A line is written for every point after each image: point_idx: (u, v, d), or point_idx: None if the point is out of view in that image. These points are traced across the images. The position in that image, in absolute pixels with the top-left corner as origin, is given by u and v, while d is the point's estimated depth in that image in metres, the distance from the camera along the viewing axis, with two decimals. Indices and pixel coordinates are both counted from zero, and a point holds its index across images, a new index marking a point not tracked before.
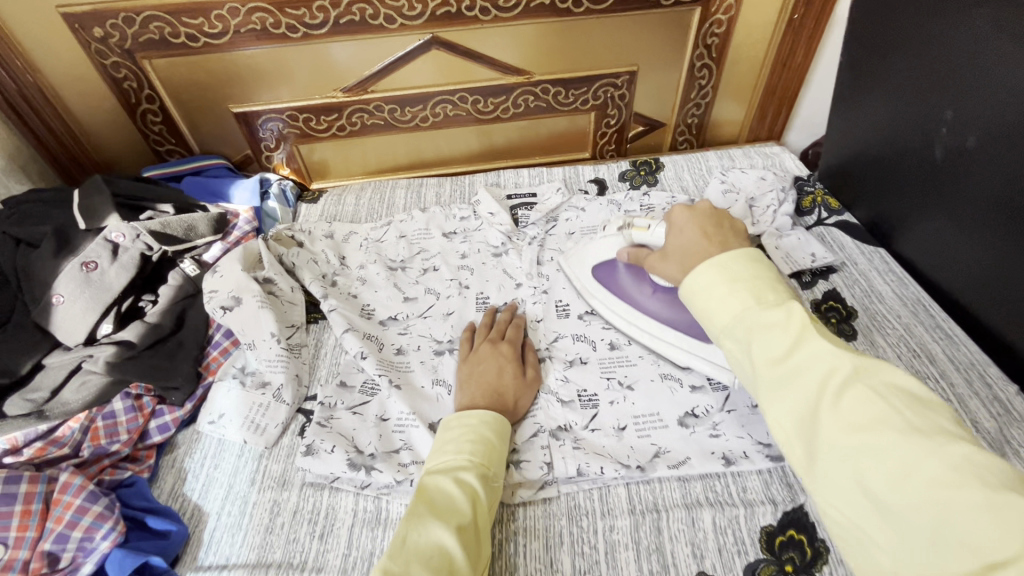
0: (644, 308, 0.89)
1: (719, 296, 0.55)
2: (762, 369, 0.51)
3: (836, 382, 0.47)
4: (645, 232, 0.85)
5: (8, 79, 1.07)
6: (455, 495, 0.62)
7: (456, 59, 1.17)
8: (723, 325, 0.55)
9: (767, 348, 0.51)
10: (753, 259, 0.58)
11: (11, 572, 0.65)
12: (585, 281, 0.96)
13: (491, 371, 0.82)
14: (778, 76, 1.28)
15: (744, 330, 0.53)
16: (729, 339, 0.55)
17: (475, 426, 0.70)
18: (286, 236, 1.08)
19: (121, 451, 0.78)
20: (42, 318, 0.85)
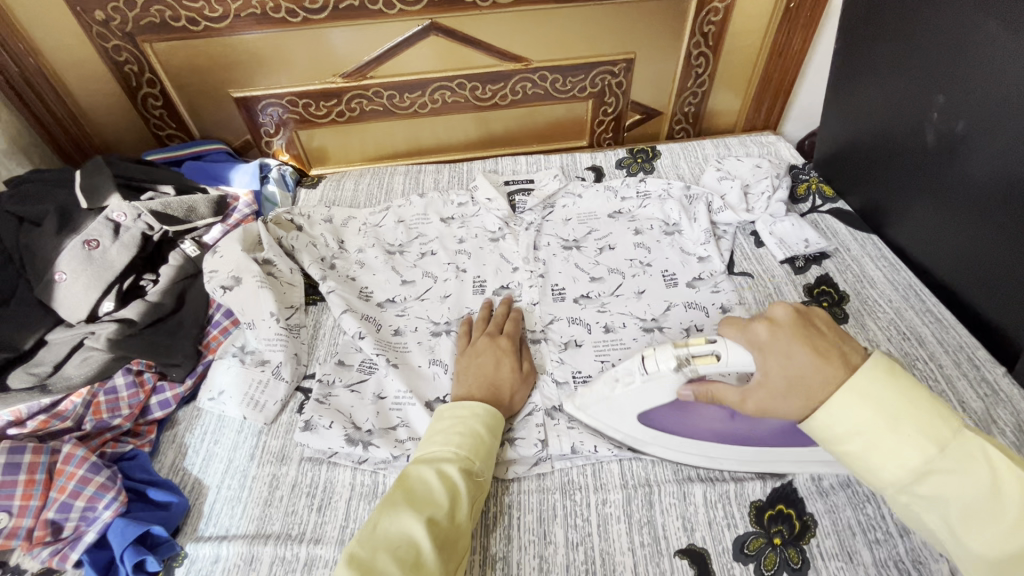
0: (724, 438, 0.73)
1: (889, 446, 0.50)
2: (983, 539, 0.46)
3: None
4: (715, 363, 0.63)
5: (10, 62, 1.08)
6: (434, 487, 0.63)
7: (455, 46, 1.17)
8: (902, 483, 0.50)
9: (981, 517, 0.46)
10: (892, 380, 0.52)
11: (17, 539, 0.67)
12: (632, 432, 0.75)
13: (492, 373, 0.81)
14: (774, 65, 1.28)
15: (938, 487, 0.48)
16: (919, 497, 0.49)
17: (467, 418, 0.70)
18: (285, 220, 1.09)
19: (123, 425, 0.79)
20: (45, 296, 0.86)
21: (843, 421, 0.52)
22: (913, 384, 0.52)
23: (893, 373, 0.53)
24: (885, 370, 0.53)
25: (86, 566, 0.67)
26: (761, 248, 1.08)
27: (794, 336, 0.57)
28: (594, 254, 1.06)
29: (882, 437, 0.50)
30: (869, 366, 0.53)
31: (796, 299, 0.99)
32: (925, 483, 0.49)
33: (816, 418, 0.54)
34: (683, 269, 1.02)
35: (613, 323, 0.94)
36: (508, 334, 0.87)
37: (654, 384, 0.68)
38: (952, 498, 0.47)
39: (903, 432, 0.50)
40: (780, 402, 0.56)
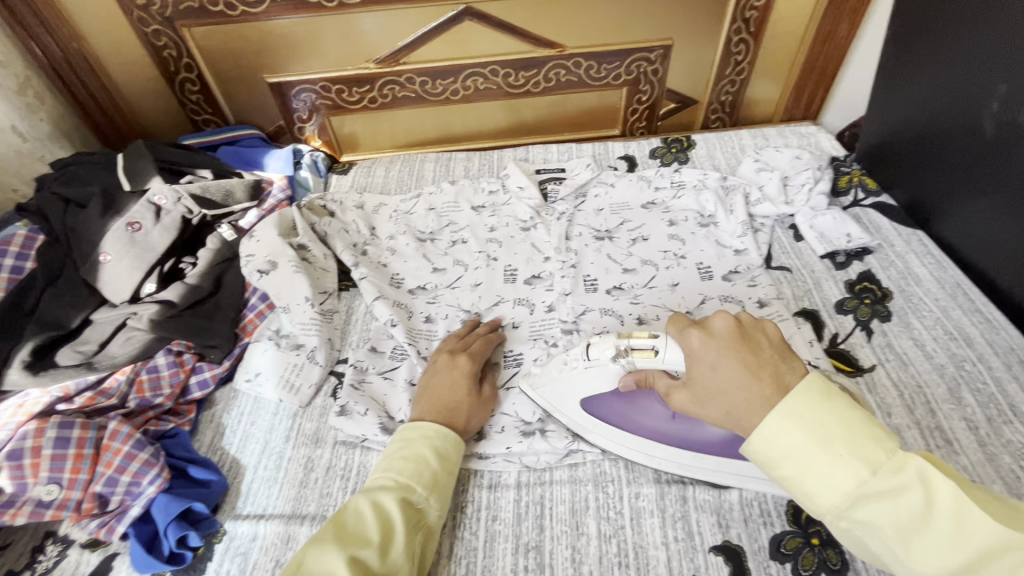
0: (664, 437, 0.73)
1: (825, 471, 0.48)
2: (929, 561, 0.44)
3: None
4: (651, 357, 0.66)
5: (55, 47, 1.11)
6: (367, 520, 0.59)
7: (489, 31, 1.16)
8: (841, 508, 0.48)
9: (924, 540, 0.44)
10: (825, 398, 0.51)
11: (67, 510, 0.70)
12: (575, 416, 0.77)
13: (443, 390, 0.76)
14: (817, 52, 1.24)
15: (875, 511, 0.46)
16: (861, 523, 0.47)
17: (415, 443, 0.68)
18: (318, 206, 1.09)
19: (165, 404, 0.81)
20: (90, 276, 0.88)
21: (778, 444, 0.50)
22: (845, 403, 0.51)
23: (824, 392, 0.51)
24: (817, 390, 0.51)
25: (131, 538, 0.69)
26: (800, 242, 1.05)
27: (725, 349, 0.55)
28: (626, 245, 1.05)
29: (814, 463, 0.49)
30: (801, 386, 0.51)
31: (836, 295, 0.96)
32: (862, 509, 0.47)
33: (750, 443, 0.52)
34: (718, 262, 1.00)
35: (646, 314, 0.93)
36: (473, 352, 0.82)
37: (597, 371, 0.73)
38: (888, 523, 0.46)
39: (837, 455, 0.48)
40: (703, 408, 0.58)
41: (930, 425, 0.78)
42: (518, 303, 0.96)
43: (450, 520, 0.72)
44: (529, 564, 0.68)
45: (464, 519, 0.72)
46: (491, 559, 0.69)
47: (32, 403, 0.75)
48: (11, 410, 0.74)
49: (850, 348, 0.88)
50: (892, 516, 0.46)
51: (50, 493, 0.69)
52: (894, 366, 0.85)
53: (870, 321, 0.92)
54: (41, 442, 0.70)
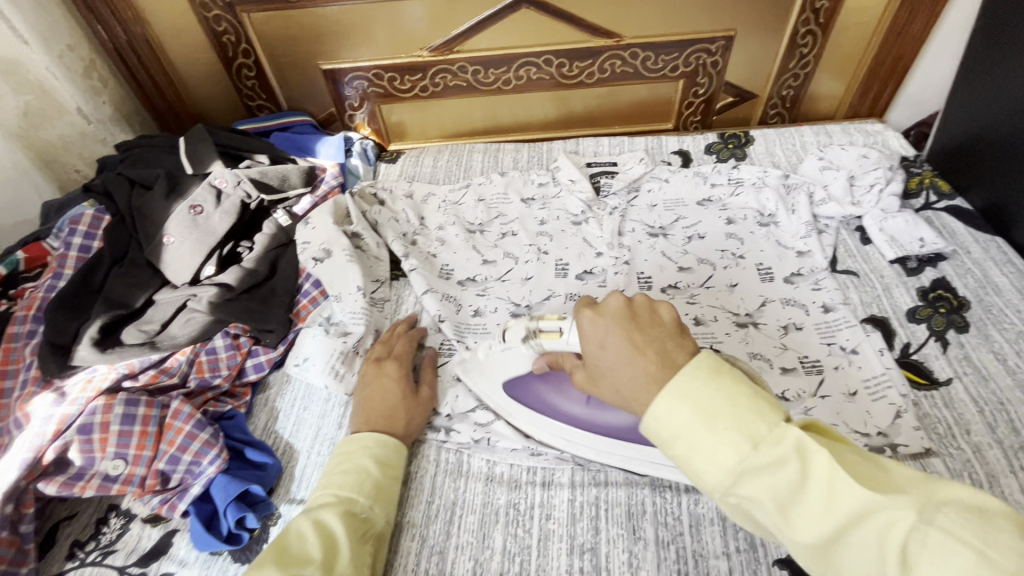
0: (579, 422, 0.74)
1: (706, 447, 0.45)
2: (803, 529, 0.41)
3: (893, 533, 0.38)
4: (557, 339, 0.67)
5: (120, 30, 1.14)
6: (309, 539, 0.57)
7: (547, 20, 1.13)
8: (725, 483, 0.45)
9: (801, 510, 0.42)
10: (716, 375, 0.48)
11: (132, 485, 0.71)
12: (498, 402, 0.78)
13: (370, 399, 0.74)
14: (890, 46, 1.17)
15: (757, 488, 0.43)
16: (745, 501, 0.45)
17: (353, 454, 0.67)
18: (369, 194, 1.09)
19: (222, 386, 0.82)
20: (153, 256, 0.90)
21: (669, 425, 0.47)
22: (737, 377, 0.48)
23: (716, 369, 0.48)
24: (708, 368, 0.48)
25: (191, 516, 0.70)
26: (867, 245, 1.00)
27: (613, 328, 0.54)
28: (681, 242, 1.01)
29: (697, 441, 0.46)
30: (689, 365, 0.49)
31: (908, 302, 0.91)
32: (744, 487, 0.44)
33: (645, 424, 0.49)
34: (780, 264, 0.96)
35: (704, 316, 0.90)
36: (398, 355, 0.81)
37: (514, 354, 0.75)
38: (767, 498, 0.43)
39: (719, 429, 0.45)
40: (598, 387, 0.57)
41: (1014, 444, 0.73)
42: (570, 298, 0.94)
43: (502, 517, 0.71)
44: (584, 566, 0.66)
45: (517, 516, 0.71)
46: (544, 559, 0.67)
47: (99, 378, 0.76)
48: (81, 384, 0.76)
49: (923, 359, 0.84)
50: (770, 489, 0.43)
51: (116, 468, 0.71)
52: (972, 380, 0.80)
53: (945, 332, 0.87)
54: (109, 418, 0.72)
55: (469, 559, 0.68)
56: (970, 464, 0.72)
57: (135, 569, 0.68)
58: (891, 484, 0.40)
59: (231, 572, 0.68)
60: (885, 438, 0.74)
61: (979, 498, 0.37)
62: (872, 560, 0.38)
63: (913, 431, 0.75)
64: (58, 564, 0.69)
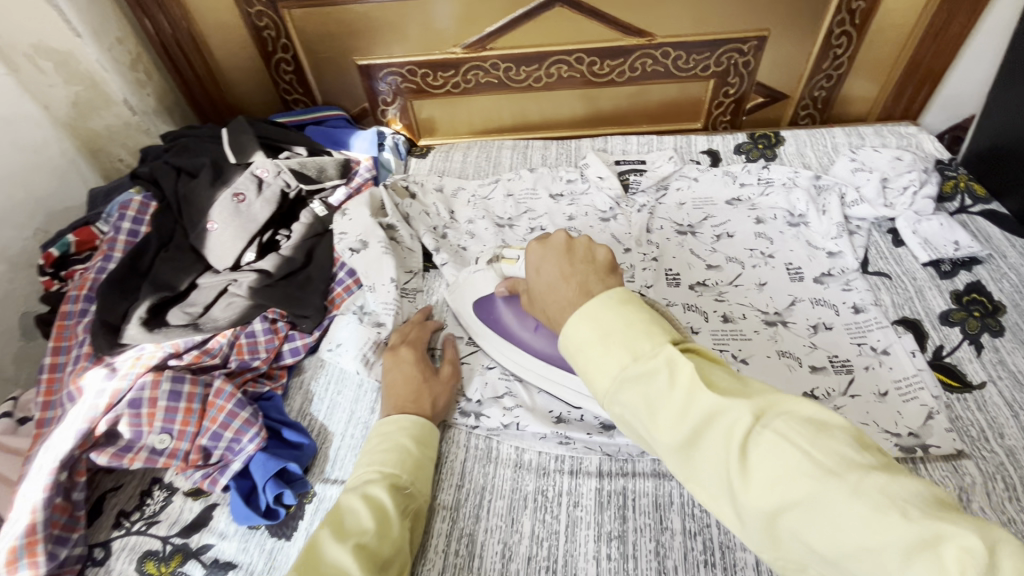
0: (525, 347, 0.79)
1: (595, 359, 0.47)
2: (663, 433, 0.43)
3: (736, 431, 0.40)
4: (513, 264, 0.80)
5: (167, 24, 1.17)
6: (362, 514, 0.59)
7: (580, 18, 1.15)
8: (606, 391, 0.46)
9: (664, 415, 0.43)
10: (625, 303, 0.49)
11: (176, 458, 0.75)
12: (469, 319, 0.86)
13: (393, 382, 0.77)
14: (926, 48, 1.16)
15: (630, 397, 0.45)
16: (623, 411, 0.46)
17: (392, 434, 0.69)
18: (401, 187, 1.11)
19: (261, 367, 0.86)
20: (198, 242, 0.93)
21: (573, 345, 0.49)
22: (643, 307, 0.49)
23: (625, 298, 0.50)
24: (618, 297, 0.50)
25: (232, 491, 0.73)
26: (900, 248, 0.99)
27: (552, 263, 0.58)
28: (710, 241, 1.02)
29: (589, 354, 0.48)
30: (605, 295, 0.50)
31: (941, 305, 0.90)
32: (621, 395, 0.45)
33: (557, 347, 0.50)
34: (810, 264, 0.96)
35: (732, 313, 0.90)
36: (412, 340, 0.83)
37: (487, 277, 0.84)
38: (639, 405, 0.44)
39: (609, 343, 0.47)
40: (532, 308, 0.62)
41: None
42: None
43: (532, 502, 0.73)
44: (611, 553, 0.68)
45: (545, 502, 0.73)
46: (572, 544, 0.69)
47: (148, 356, 0.80)
48: (131, 360, 0.79)
49: (956, 362, 0.83)
50: (640, 396, 0.44)
51: (162, 442, 0.74)
52: (1007, 385, 0.80)
53: (979, 335, 0.86)
54: (157, 393, 0.75)
55: (498, 542, 0.69)
56: (1004, 467, 0.71)
57: (177, 539, 0.71)
58: (746, 393, 0.42)
59: (268, 546, 0.70)
60: (917, 439, 0.74)
61: (821, 413, 0.40)
62: (718, 461, 0.40)
63: (945, 432, 0.74)
64: (106, 532, 0.73)
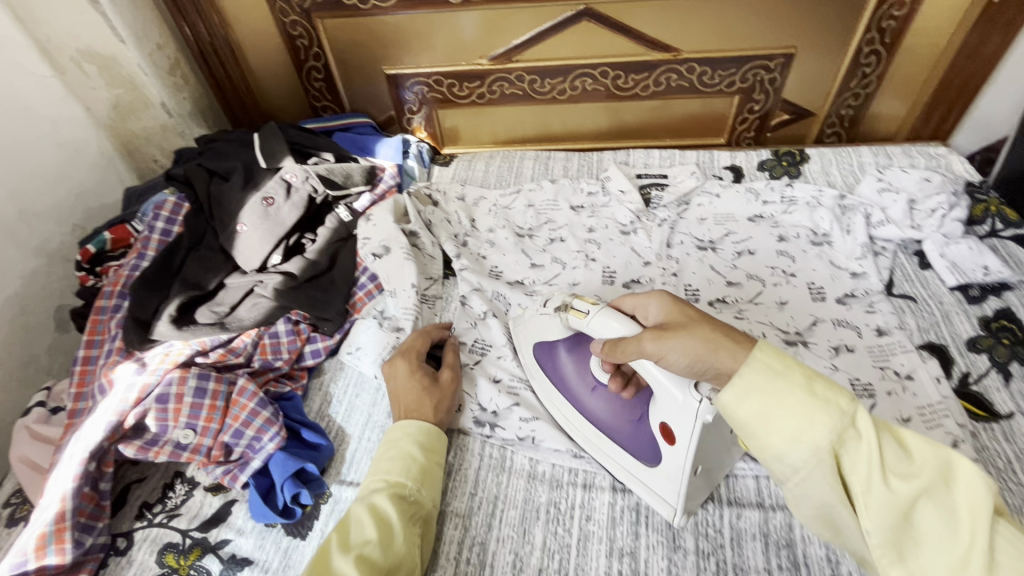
0: (579, 405, 0.78)
1: (818, 388, 0.49)
2: (899, 483, 0.45)
3: (972, 497, 0.44)
4: (581, 320, 0.71)
5: (205, 32, 1.22)
6: (365, 524, 0.61)
7: (606, 32, 1.16)
8: (839, 426, 0.47)
9: (897, 466, 0.46)
10: None
11: (199, 454, 0.77)
12: (526, 358, 0.85)
13: (393, 396, 0.77)
14: (958, 68, 1.14)
15: (868, 439, 0.46)
16: (842, 452, 0.47)
17: (398, 441, 0.70)
18: (424, 194, 1.13)
19: (283, 368, 0.87)
20: (227, 243, 0.96)
21: (781, 368, 0.51)
22: None
23: None
24: None
25: (251, 488, 0.74)
26: (926, 270, 0.97)
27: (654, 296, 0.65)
28: (731, 257, 1.01)
29: (808, 389, 0.49)
30: None
31: (968, 331, 0.88)
32: (855, 434, 0.47)
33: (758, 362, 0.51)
34: (832, 284, 0.95)
35: (752, 331, 0.89)
36: (407, 349, 0.82)
37: (547, 320, 0.80)
38: (878, 448, 0.46)
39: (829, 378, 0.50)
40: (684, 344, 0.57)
41: None
42: None
43: (544, 513, 0.73)
44: (622, 569, 0.67)
45: (558, 515, 0.73)
46: (584, 558, 0.69)
47: (176, 353, 0.82)
48: (160, 356, 0.82)
49: (983, 390, 0.81)
50: (874, 442, 0.46)
51: (187, 437, 0.76)
52: None
53: (1008, 363, 0.84)
54: (184, 390, 0.78)
55: (509, 552, 0.70)
56: None
57: (197, 533, 0.73)
58: None
59: (284, 544, 0.71)
60: None
61: None
62: (954, 522, 0.44)
63: None
64: (129, 522, 0.75)
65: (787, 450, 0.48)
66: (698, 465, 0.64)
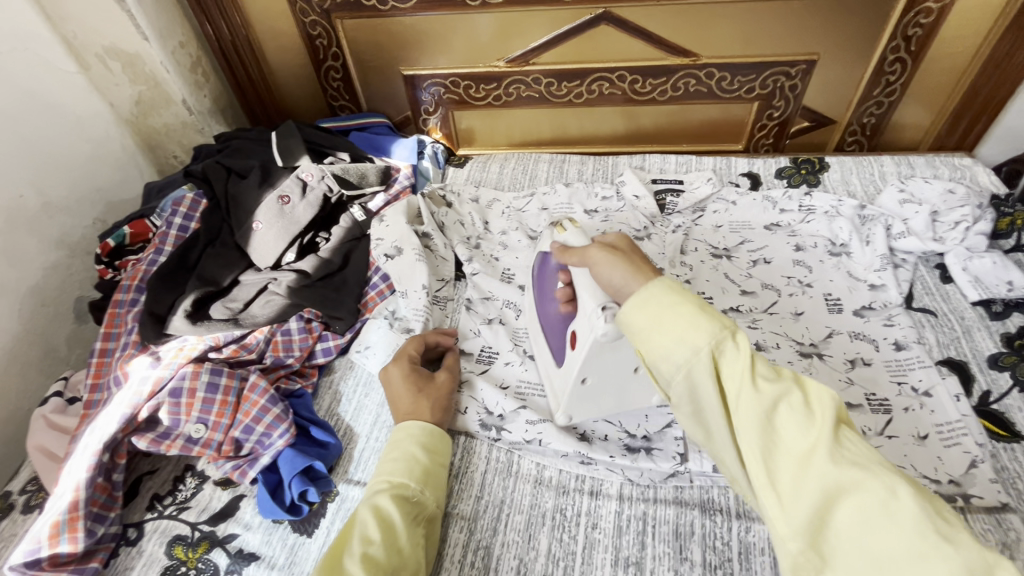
0: (541, 310, 0.84)
1: (703, 304, 0.51)
2: (763, 389, 0.46)
3: (829, 405, 0.45)
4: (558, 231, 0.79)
5: (227, 31, 1.23)
6: (370, 524, 0.61)
7: (625, 35, 1.15)
8: (716, 335, 0.48)
9: (765, 375, 0.47)
10: None
11: (210, 449, 0.78)
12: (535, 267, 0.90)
13: (396, 401, 0.77)
14: (986, 78, 1.11)
15: (742, 349, 0.48)
16: (721, 358, 0.48)
17: (402, 442, 0.71)
18: (438, 196, 1.13)
19: (294, 365, 0.88)
20: (243, 240, 0.97)
21: (675, 289, 0.53)
22: None
23: None
24: None
25: (260, 484, 0.75)
26: (948, 284, 0.95)
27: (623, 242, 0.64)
28: (746, 266, 1.00)
29: (701, 304, 0.51)
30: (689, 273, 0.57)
31: (990, 348, 0.86)
32: (731, 345, 0.48)
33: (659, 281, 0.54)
34: (850, 295, 0.93)
35: (765, 341, 0.88)
36: (410, 351, 0.82)
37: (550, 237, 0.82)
38: (750, 357, 0.47)
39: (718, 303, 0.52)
40: (621, 261, 0.60)
41: None
42: None
43: (549, 519, 0.73)
44: None
45: (564, 521, 0.72)
46: (589, 566, 0.68)
47: (190, 348, 0.83)
48: (175, 351, 0.83)
49: (1004, 410, 0.79)
50: (749, 350, 0.48)
51: (198, 432, 0.77)
52: None
53: None
54: (196, 385, 0.79)
55: (514, 557, 0.69)
56: None
57: (206, 527, 0.74)
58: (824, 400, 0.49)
59: (290, 541, 0.72)
60: (958, 487, 0.71)
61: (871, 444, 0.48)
62: (808, 429, 0.44)
63: (989, 483, 0.71)
64: (140, 513, 0.76)
65: (672, 351, 0.49)
66: (585, 377, 0.71)
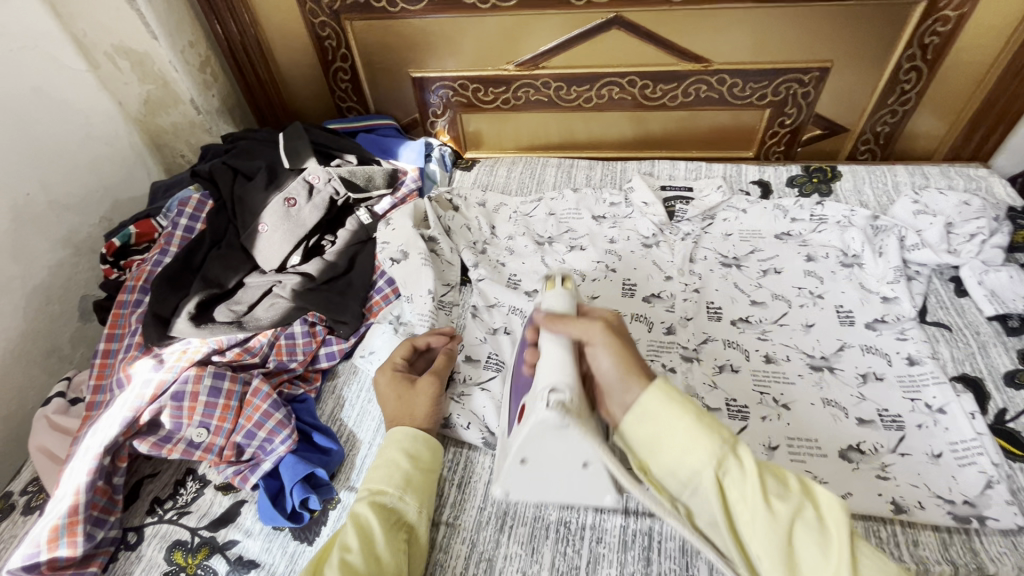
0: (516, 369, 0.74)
1: (703, 421, 0.55)
2: (776, 509, 0.51)
3: (842, 520, 0.50)
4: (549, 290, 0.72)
5: (236, 31, 1.23)
6: (346, 534, 0.62)
7: (636, 40, 1.14)
8: (721, 454, 0.53)
9: (775, 493, 0.52)
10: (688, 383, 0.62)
11: (211, 453, 0.77)
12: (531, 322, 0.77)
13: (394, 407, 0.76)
14: (1004, 87, 1.09)
15: (748, 466, 0.52)
16: (727, 477, 0.53)
17: (384, 449, 0.70)
18: (445, 200, 1.12)
19: (297, 369, 0.87)
20: (248, 242, 0.97)
21: (670, 402, 0.56)
22: None
23: None
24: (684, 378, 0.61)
25: (261, 490, 0.74)
26: (963, 298, 0.94)
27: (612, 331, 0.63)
28: (756, 275, 0.98)
29: (699, 417, 0.55)
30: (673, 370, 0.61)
31: (1006, 365, 0.84)
32: (736, 462, 0.53)
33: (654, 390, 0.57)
34: (862, 308, 0.92)
35: (776, 353, 0.87)
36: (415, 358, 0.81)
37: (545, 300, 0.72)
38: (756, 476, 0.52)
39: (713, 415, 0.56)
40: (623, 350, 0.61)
41: None
42: (635, 319, 0.92)
43: (553, 532, 0.71)
44: None
45: (568, 534, 0.71)
46: None
47: (193, 351, 0.83)
48: (178, 353, 0.83)
49: (1020, 429, 0.77)
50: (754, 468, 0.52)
51: (200, 436, 0.77)
52: None
53: None
54: (199, 388, 0.78)
55: (517, 570, 0.68)
56: None
57: (206, 532, 0.73)
58: None
59: (290, 549, 0.71)
60: (973, 508, 0.69)
61: None
62: (825, 546, 0.49)
63: (1005, 505, 0.69)
64: (140, 517, 0.75)
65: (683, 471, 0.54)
66: (524, 458, 0.60)
